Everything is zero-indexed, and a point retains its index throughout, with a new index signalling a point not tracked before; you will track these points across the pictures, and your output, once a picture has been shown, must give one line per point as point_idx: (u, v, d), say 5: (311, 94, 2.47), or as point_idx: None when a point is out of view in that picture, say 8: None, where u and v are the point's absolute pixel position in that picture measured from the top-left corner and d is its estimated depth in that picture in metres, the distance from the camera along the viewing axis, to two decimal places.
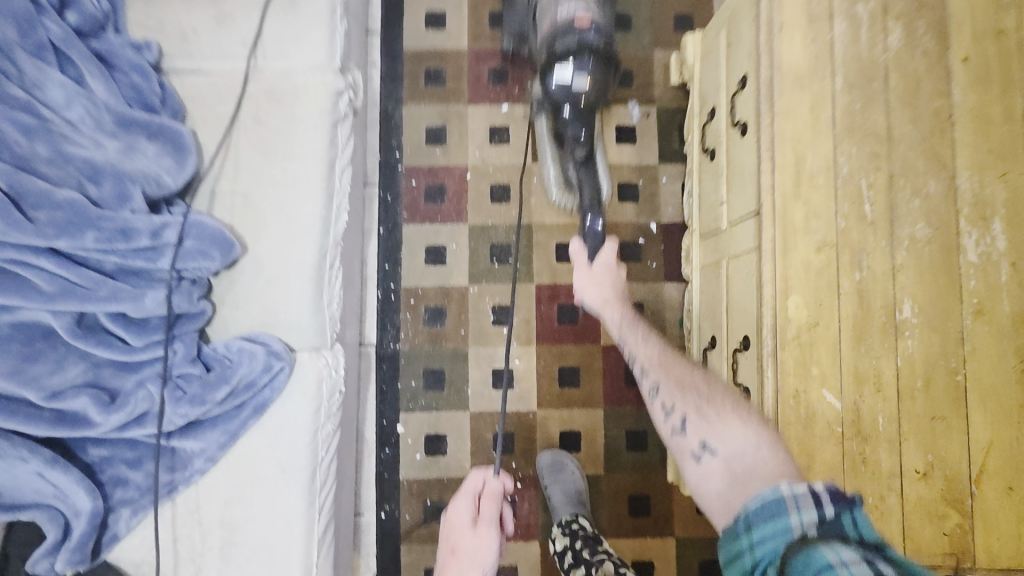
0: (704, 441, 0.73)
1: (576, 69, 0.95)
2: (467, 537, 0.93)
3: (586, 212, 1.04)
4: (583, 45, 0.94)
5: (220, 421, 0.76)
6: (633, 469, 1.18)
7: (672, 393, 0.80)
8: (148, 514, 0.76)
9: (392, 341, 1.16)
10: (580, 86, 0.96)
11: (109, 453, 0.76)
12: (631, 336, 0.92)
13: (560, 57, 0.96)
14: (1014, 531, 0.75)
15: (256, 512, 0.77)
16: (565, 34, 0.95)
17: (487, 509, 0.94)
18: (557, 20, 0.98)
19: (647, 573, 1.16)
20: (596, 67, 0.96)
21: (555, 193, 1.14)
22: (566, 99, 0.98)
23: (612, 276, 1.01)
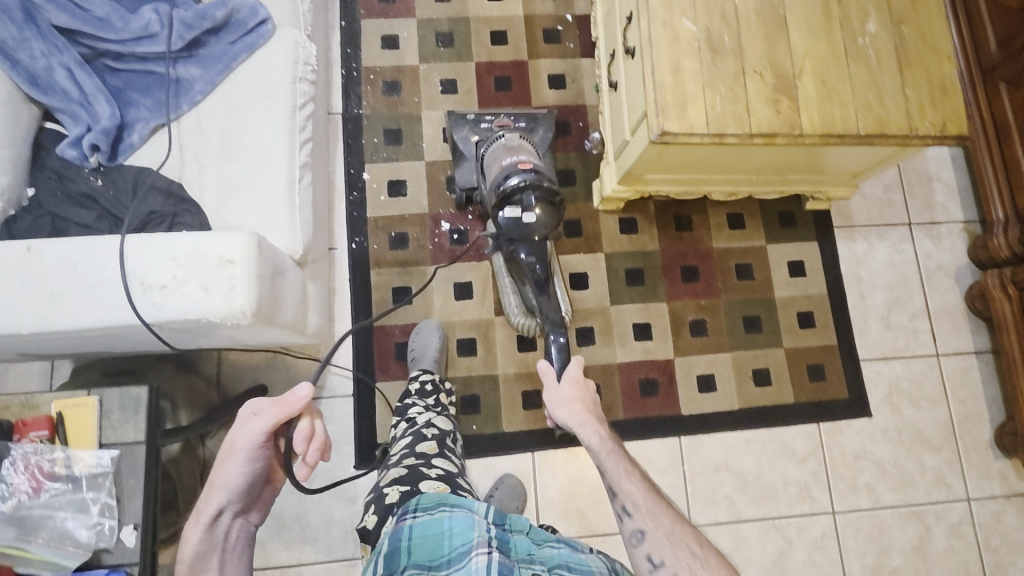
0: (657, 560, 0.76)
1: (524, 210, 1.01)
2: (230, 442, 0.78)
3: (547, 330, 1.08)
4: (530, 185, 1.00)
5: (217, 54, 0.95)
6: (566, 200, 1.38)
7: (660, 547, 0.77)
8: (158, 131, 0.93)
9: (356, 107, 1.37)
10: (529, 221, 1.01)
11: (123, 85, 0.93)
12: (612, 465, 0.89)
13: (507, 200, 1.02)
14: (830, 110, 1.00)
15: (248, 124, 0.95)
16: (510, 176, 1.02)
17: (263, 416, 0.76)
18: (503, 168, 1.06)
19: (583, 283, 1.34)
20: (540, 192, 1.01)
21: (518, 316, 1.24)
22: (521, 238, 1.04)
23: (580, 389, 1.01)
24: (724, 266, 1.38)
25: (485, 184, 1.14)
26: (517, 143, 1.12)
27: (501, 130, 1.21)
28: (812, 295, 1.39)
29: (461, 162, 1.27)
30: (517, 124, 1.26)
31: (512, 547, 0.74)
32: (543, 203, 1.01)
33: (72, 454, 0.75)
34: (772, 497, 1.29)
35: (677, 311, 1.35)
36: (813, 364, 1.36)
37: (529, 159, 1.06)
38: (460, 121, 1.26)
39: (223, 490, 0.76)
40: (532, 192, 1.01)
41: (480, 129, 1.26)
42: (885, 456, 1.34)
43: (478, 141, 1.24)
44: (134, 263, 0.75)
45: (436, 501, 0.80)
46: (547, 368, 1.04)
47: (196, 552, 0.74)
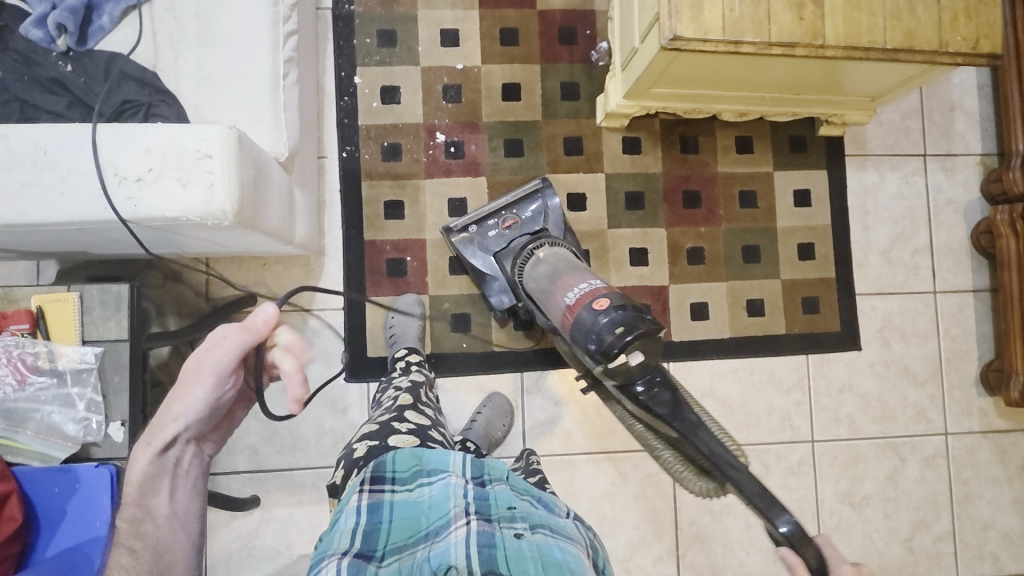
0: None
1: (628, 352, 0.88)
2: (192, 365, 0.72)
3: (765, 509, 0.83)
4: (622, 322, 0.89)
5: None
6: (569, 117, 1.31)
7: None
8: (131, 14, 0.86)
9: (348, 4, 1.27)
10: (638, 360, 0.88)
11: None
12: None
13: (604, 351, 0.89)
14: (856, 18, 0.93)
15: (226, 8, 0.87)
16: (590, 323, 0.91)
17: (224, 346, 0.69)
18: (576, 320, 0.94)
19: (580, 205, 1.30)
20: (625, 317, 0.90)
21: (691, 489, 1.06)
22: (629, 378, 0.91)
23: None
24: (727, 193, 1.33)
25: (544, 316, 1.07)
26: (567, 271, 1.05)
27: (512, 232, 1.16)
28: (815, 227, 1.35)
29: (488, 279, 1.18)
30: (523, 214, 1.18)
31: (494, 504, 0.77)
32: (647, 334, 0.89)
33: (55, 351, 0.74)
34: (755, 423, 1.32)
35: (675, 237, 1.32)
36: (808, 297, 1.34)
37: (602, 291, 0.95)
38: (467, 242, 1.17)
39: (181, 417, 0.73)
40: (624, 322, 0.89)
41: (490, 240, 1.17)
42: (870, 389, 1.35)
43: (501, 256, 1.16)
44: (106, 153, 0.71)
45: (412, 470, 0.81)
46: (798, 561, 0.82)
47: (146, 475, 0.73)
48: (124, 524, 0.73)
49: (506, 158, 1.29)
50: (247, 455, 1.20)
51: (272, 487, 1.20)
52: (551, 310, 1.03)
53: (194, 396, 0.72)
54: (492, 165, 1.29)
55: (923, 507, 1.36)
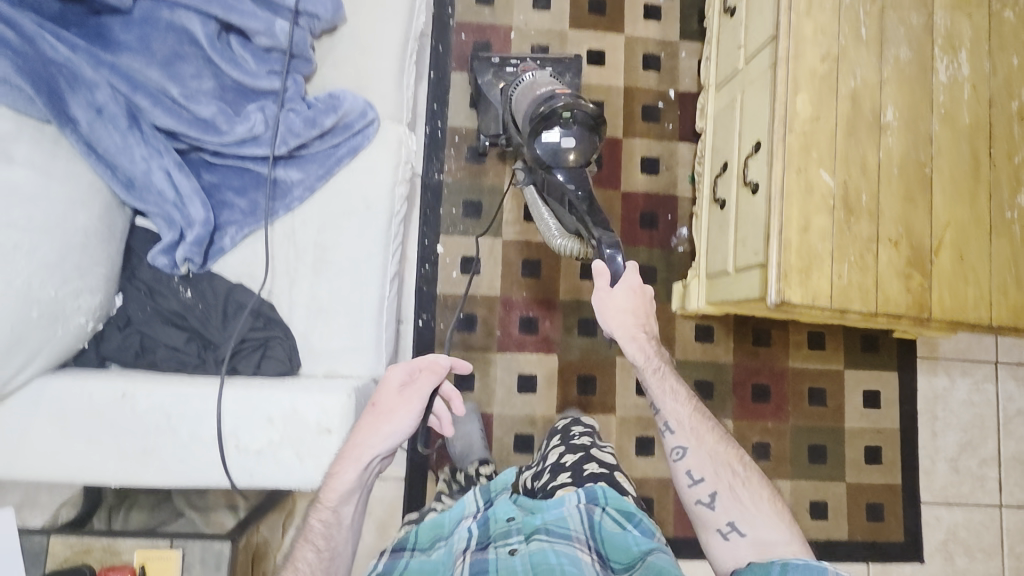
0: (731, 521, 0.86)
1: (563, 134, 0.92)
2: (394, 398, 0.73)
3: (601, 242, 0.89)
4: (571, 105, 0.91)
5: (319, 157, 0.88)
6: None
7: (701, 463, 0.90)
8: (252, 233, 0.88)
9: (437, 172, 1.30)
10: (569, 146, 0.92)
11: (219, 180, 0.87)
12: (659, 387, 0.95)
13: (546, 122, 0.91)
14: (963, 292, 0.92)
15: (345, 239, 0.89)
16: (547, 100, 0.93)
17: (426, 380, 0.74)
18: (537, 97, 0.97)
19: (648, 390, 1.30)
20: (581, 114, 0.92)
21: (559, 240, 1.09)
22: (555, 162, 0.93)
23: (637, 297, 0.93)
24: (797, 390, 1.32)
25: (515, 132, 1.06)
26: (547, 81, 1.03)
27: (526, 70, 1.14)
28: (883, 430, 1.33)
29: (487, 104, 1.20)
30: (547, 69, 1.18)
31: (493, 522, 0.76)
32: (582, 126, 0.92)
33: None
34: None
35: (741, 431, 1.30)
36: (873, 503, 1.31)
37: (568, 90, 0.95)
38: (483, 64, 1.19)
39: (387, 440, 0.72)
40: (572, 112, 0.92)
41: (505, 74, 1.19)
42: None
43: (502, 85, 1.18)
44: (228, 424, 0.72)
45: (433, 533, 0.78)
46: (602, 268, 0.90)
47: (348, 488, 0.70)
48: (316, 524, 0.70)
49: (577, 337, 1.30)
50: None
51: None
52: (516, 100, 1.04)
53: (402, 426, 0.72)
54: (565, 345, 1.29)
55: None
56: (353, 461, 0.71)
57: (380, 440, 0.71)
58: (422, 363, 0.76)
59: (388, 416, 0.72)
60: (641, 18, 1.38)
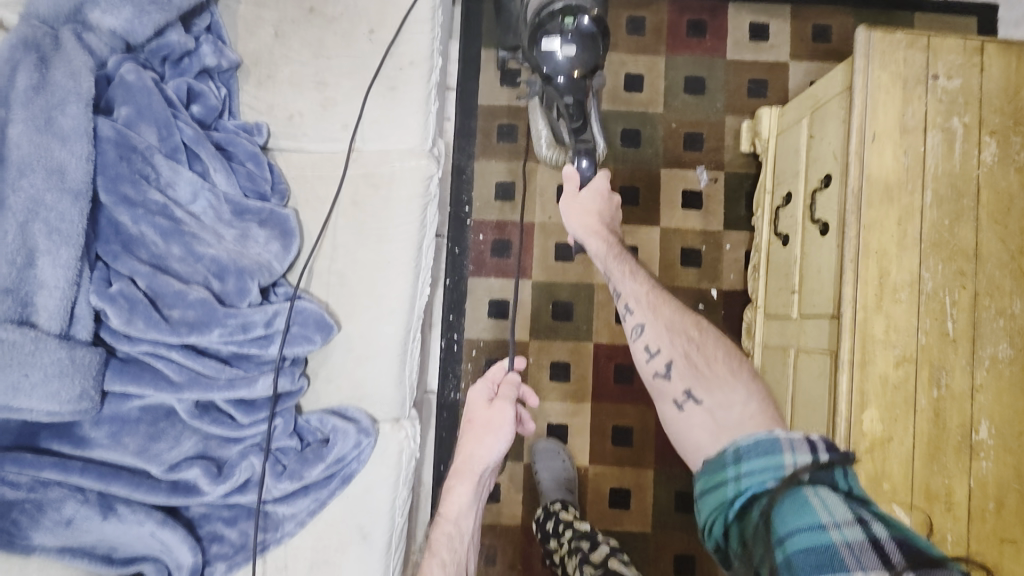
0: (688, 389, 0.72)
1: (563, 43, 0.83)
2: (486, 411, 0.97)
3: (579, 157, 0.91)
4: (573, 9, 0.83)
5: (312, 489, 0.82)
6: (682, 528, 1.22)
7: (658, 335, 0.78)
8: (241, 569, 0.82)
9: (454, 391, 1.21)
10: (570, 53, 0.83)
11: (207, 510, 0.82)
12: (617, 267, 0.87)
13: (542, 27, 0.84)
14: None
15: (342, 573, 0.83)
16: (552, 2, 0.84)
17: (507, 391, 0.98)
18: None
19: None
20: (586, 22, 0.83)
21: (545, 147, 1.08)
22: (556, 73, 0.85)
23: (600, 202, 0.91)
24: None
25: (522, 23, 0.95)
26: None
27: None
28: None
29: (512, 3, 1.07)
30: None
31: None
32: (585, 36, 0.83)
33: None
34: None
35: None
36: None
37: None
38: None
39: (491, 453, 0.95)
40: (576, 19, 0.83)
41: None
42: None
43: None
44: None
45: None
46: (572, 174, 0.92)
47: (466, 503, 0.92)
48: (441, 539, 0.89)
49: None
50: None
51: None
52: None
53: (501, 435, 0.95)
54: None
55: None
56: (469, 477, 0.94)
57: (488, 450, 0.94)
58: (498, 379, 1.02)
59: (486, 427, 0.95)
60: (679, 206, 1.24)
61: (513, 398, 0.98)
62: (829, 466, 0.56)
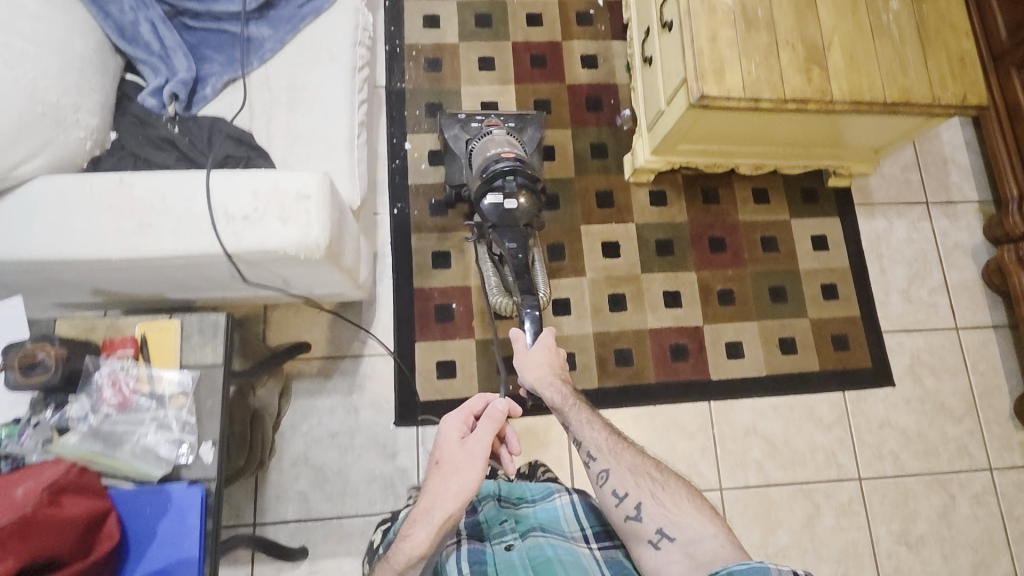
0: (659, 527, 0.80)
1: (507, 198, 1.09)
2: (459, 452, 0.83)
3: (524, 308, 1.08)
4: (511, 172, 1.09)
5: (286, 17, 1.02)
6: (599, 171, 1.43)
7: (622, 477, 0.85)
8: (229, 83, 0.99)
9: (399, 81, 1.43)
10: (513, 206, 1.09)
11: (199, 43, 1.00)
12: (575, 415, 0.93)
13: (493, 186, 1.10)
14: (856, 78, 1.07)
15: (314, 82, 1.01)
16: (496, 164, 1.11)
17: (484, 428, 0.85)
18: (488, 156, 1.14)
19: (615, 251, 1.39)
20: (524, 179, 1.10)
21: (496, 297, 1.25)
22: (502, 218, 1.09)
23: (549, 354, 1.01)
24: (750, 239, 1.43)
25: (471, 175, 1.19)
26: (502, 137, 1.18)
27: (490, 127, 1.24)
28: (835, 268, 1.44)
29: (453, 157, 1.29)
30: (507, 124, 1.28)
31: (487, 525, 0.91)
32: (524, 189, 1.09)
33: (155, 375, 0.76)
34: (800, 461, 1.32)
35: (705, 279, 1.40)
36: (837, 334, 1.40)
37: (513, 151, 1.14)
38: (450, 121, 1.28)
39: (456, 496, 0.80)
40: (515, 176, 1.10)
41: (471, 129, 1.28)
42: (910, 425, 1.36)
43: (467, 137, 1.26)
44: (217, 195, 0.79)
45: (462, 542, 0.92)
46: (517, 333, 1.03)
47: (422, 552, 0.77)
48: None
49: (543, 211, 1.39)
50: (296, 501, 1.20)
51: (317, 537, 1.19)
52: (472, 152, 1.20)
53: (464, 477, 0.81)
54: None
55: (980, 547, 1.31)
56: (424, 524, 0.79)
57: (448, 497, 0.80)
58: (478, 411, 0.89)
59: (454, 470, 0.82)
60: None
61: (490, 437, 0.84)
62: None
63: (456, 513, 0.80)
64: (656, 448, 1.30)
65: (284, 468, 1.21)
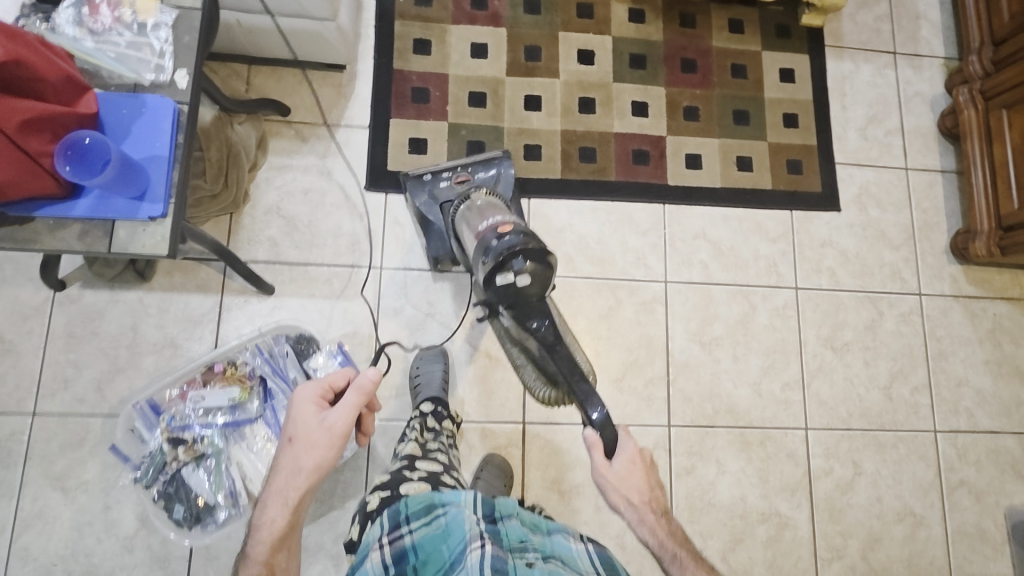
0: None
1: (518, 275, 0.93)
2: (316, 429, 0.86)
3: (583, 402, 0.94)
4: (516, 251, 0.93)
5: None
6: None
7: None
8: None
9: None
10: (526, 283, 0.94)
11: None
12: (678, 563, 0.87)
13: (500, 268, 0.94)
14: None
15: None
16: (491, 245, 0.95)
17: (344, 401, 0.87)
18: (481, 234, 0.99)
19: (589, 59, 1.44)
20: (531, 250, 0.94)
21: (545, 387, 1.11)
22: (527, 294, 0.96)
23: (638, 468, 0.90)
24: (721, 64, 1.49)
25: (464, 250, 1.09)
26: (488, 205, 1.06)
27: (463, 183, 1.15)
28: (799, 100, 1.50)
29: (431, 226, 1.18)
30: (477, 175, 1.18)
31: (506, 538, 0.82)
32: (533, 263, 0.93)
33: (137, 3, 0.83)
34: (743, 266, 1.40)
35: (673, 96, 1.45)
36: (792, 159, 1.47)
37: (510, 221, 0.99)
38: (416, 185, 1.18)
39: (310, 473, 0.85)
40: (515, 248, 0.93)
41: (440, 189, 1.16)
42: (849, 247, 1.45)
43: (442, 202, 1.16)
44: None
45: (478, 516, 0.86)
46: (593, 439, 0.92)
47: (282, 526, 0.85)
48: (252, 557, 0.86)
49: (524, 15, 1.43)
50: (266, 246, 1.27)
51: (284, 279, 1.27)
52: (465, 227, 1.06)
53: (317, 457, 0.85)
54: (511, 17, 1.42)
55: (899, 358, 1.41)
56: (279, 503, 0.85)
57: (300, 471, 0.85)
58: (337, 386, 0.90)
59: (309, 446, 0.85)
60: None
61: (348, 413, 0.86)
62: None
63: (308, 488, 0.86)
64: (608, 240, 1.37)
65: (257, 215, 1.28)
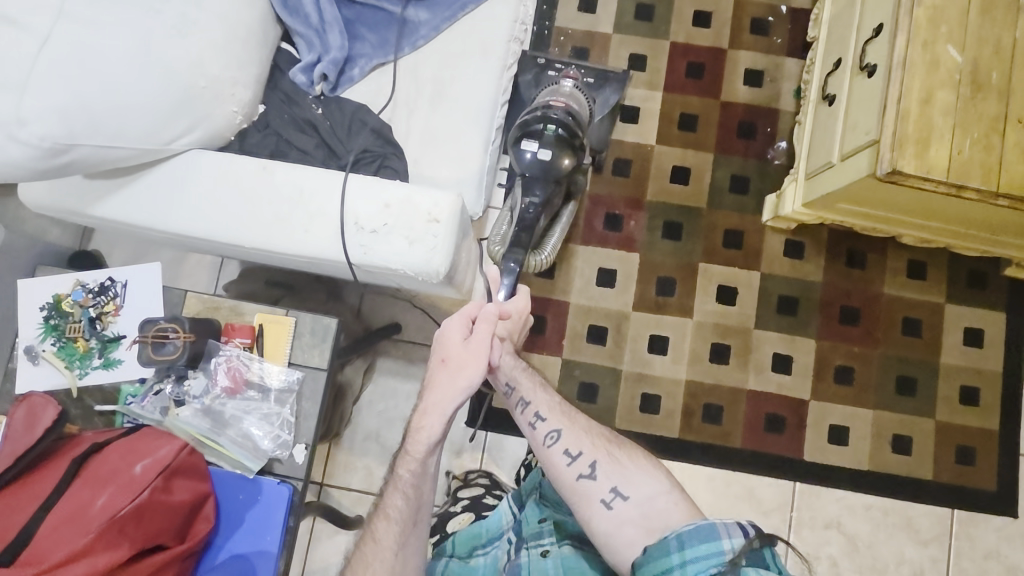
0: (613, 486, 0.72)
1: (538, 149, 0.92)
2: (465, 351, 0.77)
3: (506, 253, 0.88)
4: (553, 120, 0.94)
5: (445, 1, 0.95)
6: (733, 208, 1.29)
7: (578, 439, 0.76)
8: (382, 65, 0.95)
9: None
10: (545, 157, 0.92)
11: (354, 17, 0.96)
12: (526, 377, 0.83)
13: (528, 134, 0.94)
14: None
15: (456, 79, 0.94)
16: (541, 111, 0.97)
17: (482, 332, 0.77)
18: (541, 100, 1.02)
19: (730, 299, 1.27)
20: (564, 131, 0.94)
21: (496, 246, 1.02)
22: (526, 167, 0.94)
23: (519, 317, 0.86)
24: (891, 316, 1.26)
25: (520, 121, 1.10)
26: (570, 89, 1.06)
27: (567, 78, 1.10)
28: (984, 371, 1.25)
29: (519, 100, 1.15)
30: (587, 80, 1.16)
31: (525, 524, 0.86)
32: (559, 143, 0.94)
33: (265, 367, 0.78)
34: (880, 570, 1.20)
35: (824, 352, 1.25)
36: (964, 446, 1.23)
37: (563, 99, 1.00)
38: (527, 62, 1.14)
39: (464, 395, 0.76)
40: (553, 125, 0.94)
41: (547, 78, 1.13)
42: (1020, 562, 1.20)
43: (540, 86, 1.13)
44: (351, 201, 0.77)
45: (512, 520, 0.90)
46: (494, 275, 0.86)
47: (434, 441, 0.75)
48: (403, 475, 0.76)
49: (661, 240, 1.28)
50: (363, 474, 1.24)
51: None
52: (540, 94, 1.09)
53: (469, 381, 0.76)
54: (647, 244, 1.28)
55: None
56: (437, 415, 0.75)
57: (455, 393, 0.75)
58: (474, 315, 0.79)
59: (461, 368, 0.76)
60: None
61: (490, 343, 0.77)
62: (760, 548, 0.59)
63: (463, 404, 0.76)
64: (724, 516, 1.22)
65: (357, 441, 1.25)
